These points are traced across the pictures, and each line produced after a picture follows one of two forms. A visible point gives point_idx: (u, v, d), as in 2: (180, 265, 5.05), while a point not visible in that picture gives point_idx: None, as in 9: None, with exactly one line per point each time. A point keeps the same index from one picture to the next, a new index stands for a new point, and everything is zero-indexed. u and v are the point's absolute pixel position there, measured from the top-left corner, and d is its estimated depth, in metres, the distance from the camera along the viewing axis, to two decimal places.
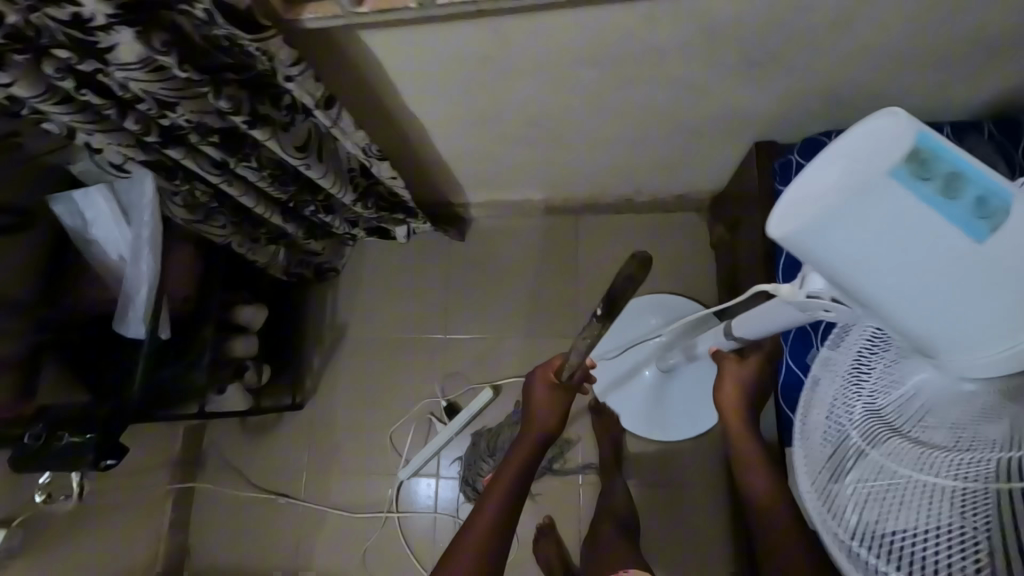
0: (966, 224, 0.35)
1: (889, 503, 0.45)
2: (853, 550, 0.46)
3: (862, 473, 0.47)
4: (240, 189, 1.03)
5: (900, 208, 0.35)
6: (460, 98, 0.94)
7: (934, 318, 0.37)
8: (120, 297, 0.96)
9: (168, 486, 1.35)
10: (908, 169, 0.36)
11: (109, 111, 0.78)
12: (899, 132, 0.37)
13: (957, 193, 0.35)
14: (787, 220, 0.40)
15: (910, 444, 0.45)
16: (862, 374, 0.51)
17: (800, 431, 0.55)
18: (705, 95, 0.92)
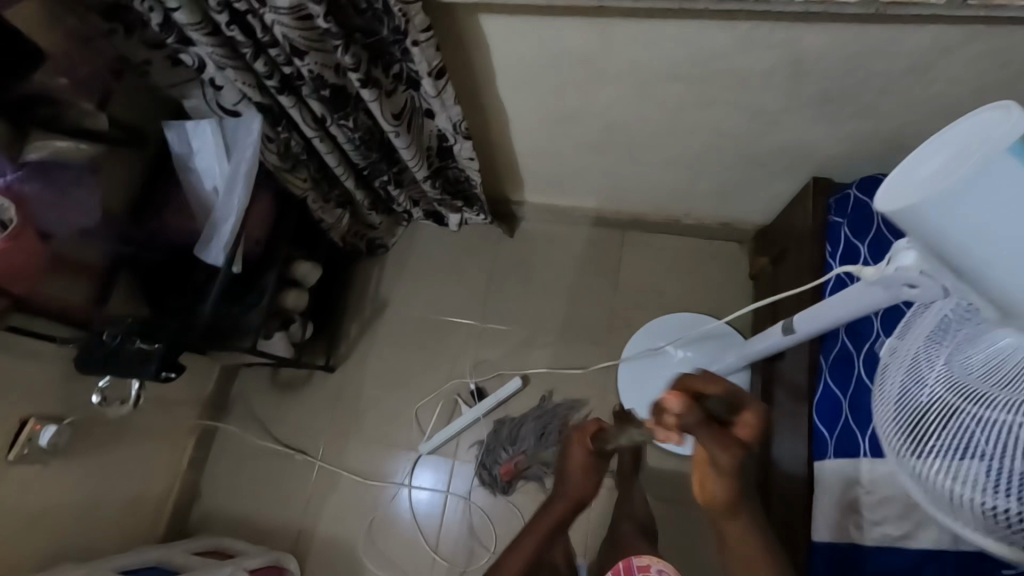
0: None
1: (980, 453, 0.46)
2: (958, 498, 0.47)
3: (952, 426, 0.48)
4: (329, 147, 1.10)
5: (1006, 184, 0.39)
6: (549, 95, 1.02)
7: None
8: (206, 224, 1.02)
9: (194, 423, 1.39)
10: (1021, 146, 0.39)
11: (245, 50, 0.88)
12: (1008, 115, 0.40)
13: None
14: (898, 198, 0.44)
15: (1003, 396, 0.46)
16: (940, 342, 0.54)
17: (880, 400, 0.57)
18: (775, 127, 1.00)
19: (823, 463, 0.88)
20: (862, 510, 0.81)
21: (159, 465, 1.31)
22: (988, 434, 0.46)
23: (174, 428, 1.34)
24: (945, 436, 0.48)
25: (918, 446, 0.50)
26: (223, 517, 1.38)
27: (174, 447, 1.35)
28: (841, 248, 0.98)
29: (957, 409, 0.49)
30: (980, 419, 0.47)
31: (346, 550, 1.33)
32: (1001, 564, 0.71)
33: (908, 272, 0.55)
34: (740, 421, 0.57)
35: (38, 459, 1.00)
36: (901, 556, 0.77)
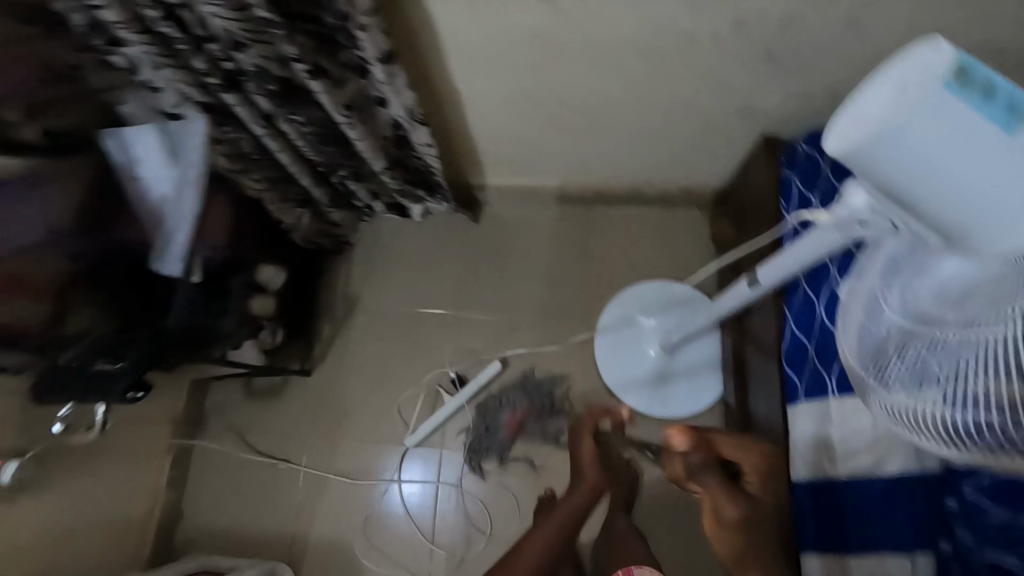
0: (999, 123, 0.39)
1: (940, 376, 0.48)
2: (914, 419, 0.50)
3: (911, 353, 0.52)
4: (281, 145, 1.07)
5: (942, 120, 0.40)
6: (504, 75, 1.02)
7: (965, 208, 0.43)
8: (157, 234, 0.99)
9: (169, 441, 1.35)
10: (952, 80, 0.40)
11: (182, 47, 0.84)
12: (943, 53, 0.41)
13: (992, 98, 0.39)
14: (842, 139, 0.45)
15: (951, 318, 0.49)
16: (895, 273, 0.56)
17: (845, 338, 0.60)
18: (726, 89, 1.02)
19: (795, 405, 0.92)
20: (835, 445, 0.86)
21: (136, 489, 1.26)
22: (945, 356, 0.48)
23: (148, 448, 1.30)
24: (908, 366, 0.51)
25: (883, 374, 0.54)
26: (209, 535, 1.34)
27: (150, 470, 1.30)
28: (796, 201, 1.03)
29: (912, 339, 0.52)
30: (934, 344, 0.50)
31: (342, 552, 1.31)
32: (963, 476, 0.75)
33: (858, 213, 0.59)
34: (751, 477, 0.84)
35: (4, 496, 0.95)
36: (875, 484, 0.83)
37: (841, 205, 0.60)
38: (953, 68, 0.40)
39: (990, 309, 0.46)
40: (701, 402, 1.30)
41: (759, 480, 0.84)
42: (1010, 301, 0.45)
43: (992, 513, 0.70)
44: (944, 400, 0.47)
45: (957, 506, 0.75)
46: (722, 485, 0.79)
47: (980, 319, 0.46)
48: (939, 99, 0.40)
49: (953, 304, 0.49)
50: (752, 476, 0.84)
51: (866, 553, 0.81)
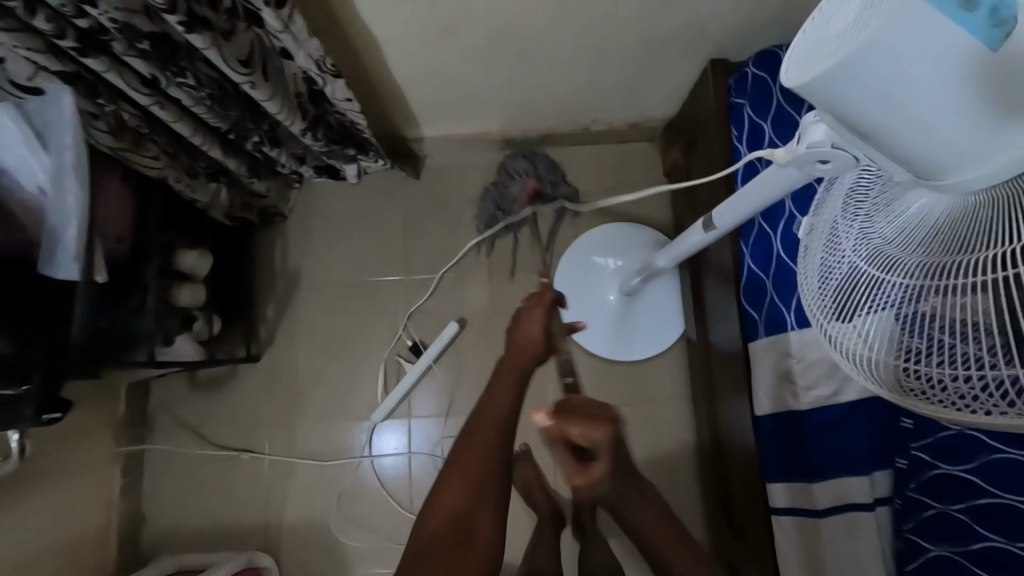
0: (979, 35, 0.34)
1: (901, 326, 0.47)
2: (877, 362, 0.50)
3: (872, 297, 0.50)
4: (175, 114, 0.93)
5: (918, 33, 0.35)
6: (420, 9, 0.89)
7: (930, 137, 0.38)
8: (44, 235, 0.85)
9: (116, 448, 1.27)
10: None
11: (13, 5, 0.67)
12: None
13: (974, 4, 0.34)
14: (810, 67, 0.40)
15: (915, 260, 0.46)
16: (858, 210, 0.54)
17: (806, 278, 0.59)
18: (666, 7, 0.93)
19: (757, 343, 0.93)
20: (795, 376, 0.86)
21: (87, 502, 1.19)
22: (904, 305, 0.47)
23: (93, 459, 1.22)
24: (868, 310, 0.50)
25: (847, 317, 0.53)
26: (177, 534, 1.29)
27: (99, 478, 1.23)
28: (747, 128, 0.97)
29: (872, 284, 0.50)
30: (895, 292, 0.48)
31: (319, 531, 1.30)
32: None
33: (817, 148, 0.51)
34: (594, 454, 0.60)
35: None
36: (833, 409, 0.83)
37: (800, 140, 0.53)
38: None
39: (951, 256, 0.43)
40: (664, 340, 1.29)
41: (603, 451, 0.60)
42: (980, 244, 0.41)
43: (946, 429, 0.73)
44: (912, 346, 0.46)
45: (913, 424, 0.77)
46: (578, 466, 0.60)
47: (943, 269, 0.44)
48: (915, 7, 0.34)
49: (914, 247, 0.47)
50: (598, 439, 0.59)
51: (825, 475, 0.84)
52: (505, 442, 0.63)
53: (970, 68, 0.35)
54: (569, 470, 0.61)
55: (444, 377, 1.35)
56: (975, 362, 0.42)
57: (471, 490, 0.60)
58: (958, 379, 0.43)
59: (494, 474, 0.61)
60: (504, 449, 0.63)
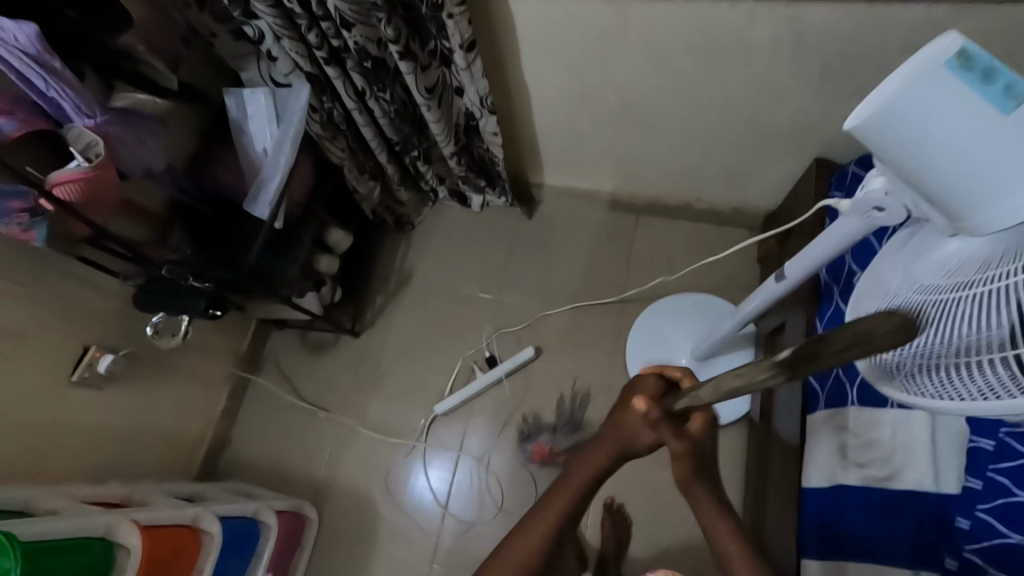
0: (995, 102, 0.45)
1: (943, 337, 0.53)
2: (928, 378, 0.55)
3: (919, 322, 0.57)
4: (366, 120, 1.22)
5: (942, 94, 0.47)
6: (571, 71, 1.11)
7: (959, 177, 0.49)
8: (253, 181, 1.13)
9: (231, 371, 1.50)
10: (956, 62, 0.46)
11: (300, 22, 0.98)
12: (953, 37, 0.47)
13: (990, 80, 0.46)
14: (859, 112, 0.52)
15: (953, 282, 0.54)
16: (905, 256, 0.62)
17: (859, 322, 0.67)
18: (779, 103, 1.06)
19: (816, 413, 0.93)
20: (849, 452, 0.86)
21: (198, 408, 1.42)
22: (938, 321, 0.54)
23: (213, 376, 1.45)
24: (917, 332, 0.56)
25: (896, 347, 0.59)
26: (248, 465, 1.47)
27: (211, 394, 1.45)
28: None
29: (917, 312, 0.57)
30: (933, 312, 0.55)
31: (362, 501, 1.41)
32: (977, 499, 0.76)
33: (874, 195, 0.61)
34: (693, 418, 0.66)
35: (94, 384, 1.14)
36: (883, 492, 0.83)
37: (861, 188, 0.63)
38: (954, 51, 0.46)
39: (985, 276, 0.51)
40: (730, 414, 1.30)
41: (701, 416, 0.66)
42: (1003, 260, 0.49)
43: (1004, 537, 0.72)
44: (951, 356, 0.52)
45: (968, 526, 0.76)
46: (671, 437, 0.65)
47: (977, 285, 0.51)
48: (937, 74, 0.47)
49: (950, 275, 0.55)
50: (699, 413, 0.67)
51: (866, 555, 0.81)
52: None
53: (988, 121, 0.46)
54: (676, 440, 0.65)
55: (509, 395, 1.45)
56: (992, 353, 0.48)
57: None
58: (984, 374, 0.49)
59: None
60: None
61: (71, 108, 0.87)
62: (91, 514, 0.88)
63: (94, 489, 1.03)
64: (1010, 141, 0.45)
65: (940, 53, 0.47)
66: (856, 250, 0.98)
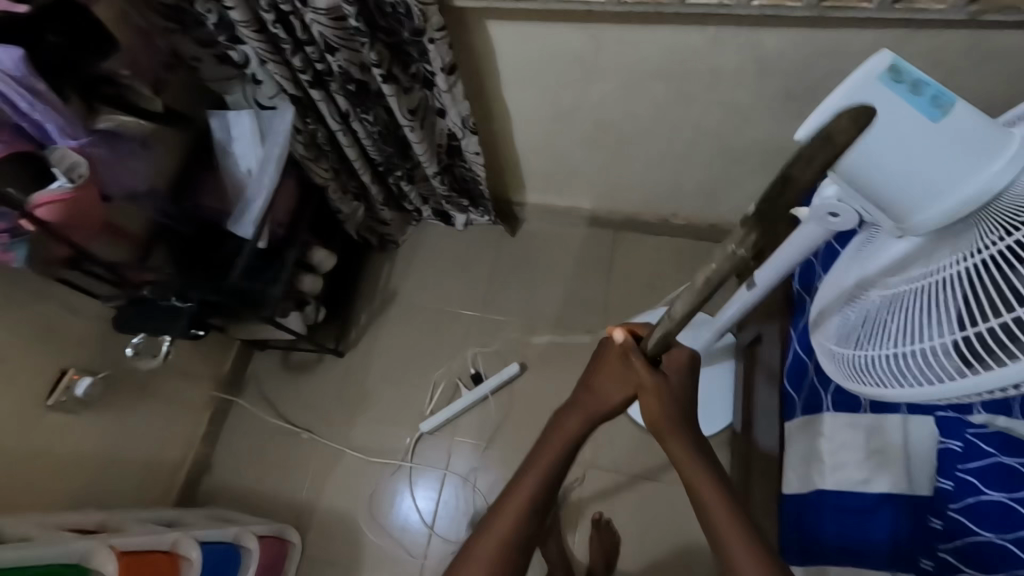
0: (928, 110, 0.53)
1: (949, 315, 0.55)
2: (933, 362, 0.56)
3: (924, 310, 0.59)
4: (350, 141, 1.24)
5: (886, 102, 0.54)
6: (550, 94, 1.15)
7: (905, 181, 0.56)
8: (237, 201, 1.14)
9: (211, 395, 1.48)
10: (889, 76, 0.54)
11: (285, 47, 1.01)
12: (881, 54, 0.55)
13: (921, 91, 0.54)
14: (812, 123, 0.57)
15: (944, 265, 0.58)
16: (886, 256, 0.67)
17: (863, 328, 0.69)
18: (748, 123, 1.11)
19: (793, 421, 0.96)
20: (825, 456, 0.88)
21: (177, 432, 1.39)
22: (910, 320, 0.61)
23: (192, 399, 1.43)
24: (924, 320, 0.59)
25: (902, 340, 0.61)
26: (230, 490, 1.44)
27: (191, 418, 1.42)
28: None
29: (922, 301, 0.60)
30: (907, 311, 0.62)
31: (347, 524, 1.39)
32: (948, 499, 0.79)
33: (829, 203, 0.66)
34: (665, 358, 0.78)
35: (70, 409, 1.12)
36: (861, 495, 0.84)
37: (818, 196, 0.67)
38: (887, 66, 0.54)
39: (942, 272, 0.58)
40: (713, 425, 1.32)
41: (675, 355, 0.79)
42: (987, 234, 0.54)
43: (976, 536, 0.75)
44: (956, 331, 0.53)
45: (942, 526, 0.79)
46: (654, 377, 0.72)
47: (937, 281, 0.58)
48: (878, 85, 0.54)
49: (915, 276, 0.62)
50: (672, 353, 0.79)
51: (847, 559, 0.83)
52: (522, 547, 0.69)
53: (926, 125, 0.54)
54: (650, 371, 0.73)
55: (495, 412, 1.45)
56: (955, 336, 0.54)
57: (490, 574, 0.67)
58: (950, 356, 0.54)
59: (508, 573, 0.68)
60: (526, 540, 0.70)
61: (54, 130, 0.88)
62: (66, 540, 0.87)
63: (69, 516, 1.00)
64: (942, 143, 0.54)
65: (875, 68, 0.54)
66: (822, 254, 1.01)
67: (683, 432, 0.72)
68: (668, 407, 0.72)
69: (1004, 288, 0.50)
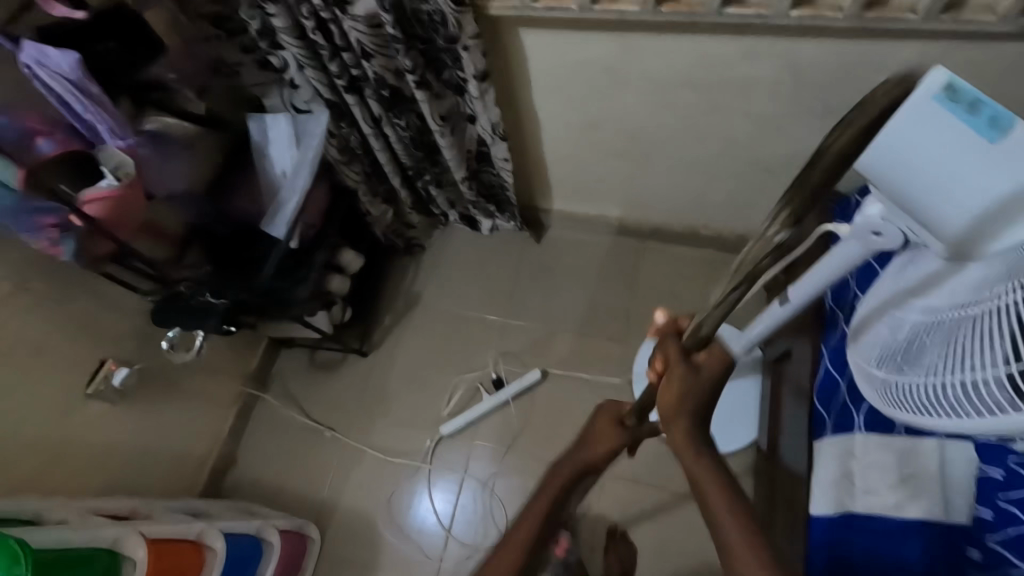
0: (982, 131, 0.53)
1: (973, 353, 0.59)
2: (967, 397, 0.60)
3: (949, 344, 0.63)
4: (381, 145, 1.26)
5: (937, 123, 0.54)
6: (580, 103, 1.15)
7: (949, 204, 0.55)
8: (271, 202, 1.17)
9: (238, 390, 1.51)
10: (945, 95, 0.53)
11: (323, 53, 1.03)
12: (938, 68, 0.53)
13: (976, 112, 0.53)
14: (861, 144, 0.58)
15: (963, 302, 0.62)
16: (910, 284, 0.71)
17: (895, 353, 0.73)
18: (783, 136, 1.09)
19: (823, 439, 0.92)
20: (856, 478, 0.86)
21: (205, 426, 1.42)
22: (952, 346, 0.62)
23: (221, 394, 1.47)
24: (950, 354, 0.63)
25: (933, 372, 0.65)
26: (253, 484, 1.47)
27: (219, 412, 1.46)
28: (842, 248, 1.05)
29: (947, 334, 0.64)
30: (949, 336, 0.63)
31: (366, 523, 1.40)
32: (986, 528, 0.77)
33: (872, 222, 0.63)
34: (701, 349, 0.74)
35: (106, 398, 1.16)
36: (890, 520, 0.82)
37: (859, 213, 0.64)
38: (944, 84, 0.53)
39: (984, 302, 0.59)
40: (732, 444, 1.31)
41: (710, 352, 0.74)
42: (999, 278, 0.57)
43: (1015, 567, 0.73)
44: (983, 370, 0.58)
45: (980, 557, 0.76)
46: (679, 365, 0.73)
47: (980, 311, 0.59)
48: (931, 105, 0.53)
49: (954, 300, 0.64)
50: (711, 347, 0.75)
51: None
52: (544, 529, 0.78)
53: (980, 146, 0.53)
54: (678, 360, 0.73)
55: (515, 418, 1.45)
56: (1002, 369, 0.55)
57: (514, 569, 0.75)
58: (998, 389, 0.56)
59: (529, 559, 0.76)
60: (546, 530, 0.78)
61: (106, 130, 0.91)
62: (99, 526, 0.89)
63: (103, 502, 1.03)
64: (995, 163, 0.53)
65: (929, 87, 0.53)
66: (858, 274, 0.99)
67: (693, 426, 0.71)
68: (686, 397, 0.71)
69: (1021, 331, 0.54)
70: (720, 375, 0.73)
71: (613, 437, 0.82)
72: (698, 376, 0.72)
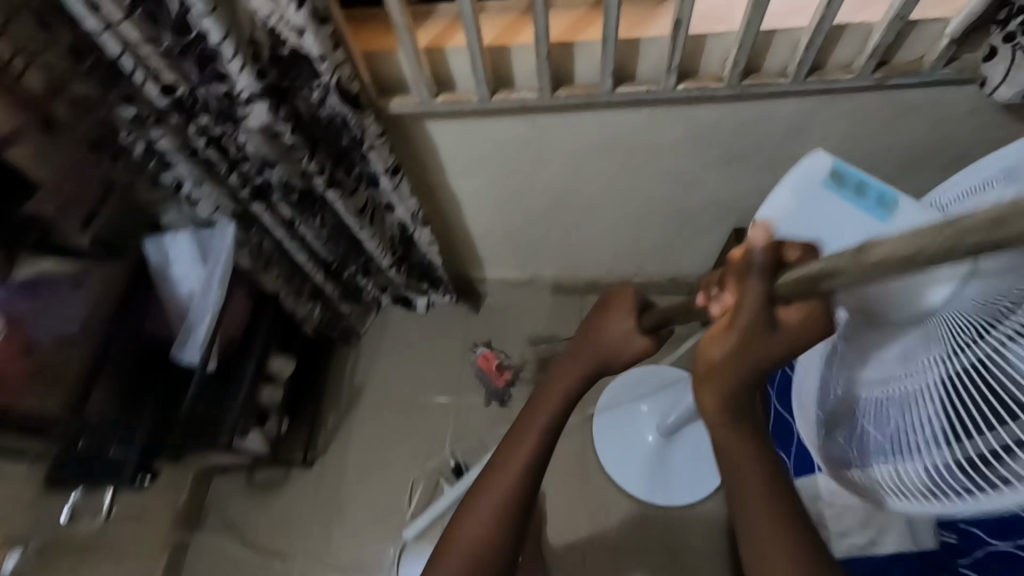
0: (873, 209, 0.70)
1: (942, 424, 0.52)
2: (944, 475, 0.52)
3: (904, 414, 0.55)
4: (298, 246, 1.20)
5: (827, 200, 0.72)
6: (499, 181, 1.15)
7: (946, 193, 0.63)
8: (181, 327, 1.07)
9: (168, 535, 1.34)
10: (831, 180, 0.72)
11: (220, 168, 0.97)
12: (821, 159, 0.73)
13: (864, 193, 0.71)
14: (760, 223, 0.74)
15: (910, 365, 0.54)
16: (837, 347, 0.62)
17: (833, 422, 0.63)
18: (695, 188, 1.14)
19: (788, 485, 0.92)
20: (829, 521, 0.86)
21: None
22: (913, 416, 0.54)
23: (146, 545, 1.29)
24: (914, 426, 0.54)
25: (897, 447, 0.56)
26: None
27: (145, 567, 1.28)
28: None
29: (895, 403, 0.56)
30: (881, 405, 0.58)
31: None
32: (957, 554, 0.77)
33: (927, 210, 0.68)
34: (794, 304, 0.51)
35: None
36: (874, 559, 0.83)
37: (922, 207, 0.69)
38: (830, 169, 0.72)
39: (919, 374, 0.54)
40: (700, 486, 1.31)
41: (803, 308, 0.51)
42: (954, 338, 0.51)
43: None
44: (961, 445, 0.50)
45: None
46: (758, 319, 0.50)
47: (903, 389, 0.55)
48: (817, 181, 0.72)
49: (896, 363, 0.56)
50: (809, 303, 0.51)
51: None
52: (548, 443, 0.76)
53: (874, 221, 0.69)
54: (750, 314, 0.50)
55: None
56: (948, 452, 0.51)
57: (500, 517, 0.73)
58: (940, 469, 0.52)
59: (529, 481, 0.75)
60: (549, 448, 0.76)
61: None
62: None
63: None
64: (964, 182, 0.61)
65: (817, 173, 0.72)
66: None
67: (736, 391, 0.56)
68: (745, 367, 0.53)
69: (996, 396, 0.48)
70: (806, 339, 0.52)
71: (627, 345, 0.74)
72: (769, 341, 0.51)
